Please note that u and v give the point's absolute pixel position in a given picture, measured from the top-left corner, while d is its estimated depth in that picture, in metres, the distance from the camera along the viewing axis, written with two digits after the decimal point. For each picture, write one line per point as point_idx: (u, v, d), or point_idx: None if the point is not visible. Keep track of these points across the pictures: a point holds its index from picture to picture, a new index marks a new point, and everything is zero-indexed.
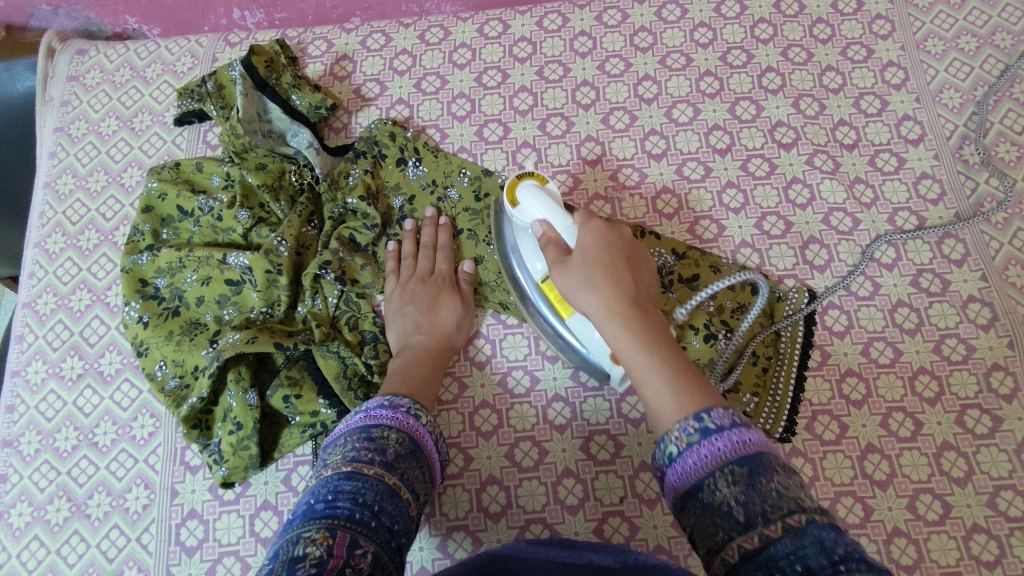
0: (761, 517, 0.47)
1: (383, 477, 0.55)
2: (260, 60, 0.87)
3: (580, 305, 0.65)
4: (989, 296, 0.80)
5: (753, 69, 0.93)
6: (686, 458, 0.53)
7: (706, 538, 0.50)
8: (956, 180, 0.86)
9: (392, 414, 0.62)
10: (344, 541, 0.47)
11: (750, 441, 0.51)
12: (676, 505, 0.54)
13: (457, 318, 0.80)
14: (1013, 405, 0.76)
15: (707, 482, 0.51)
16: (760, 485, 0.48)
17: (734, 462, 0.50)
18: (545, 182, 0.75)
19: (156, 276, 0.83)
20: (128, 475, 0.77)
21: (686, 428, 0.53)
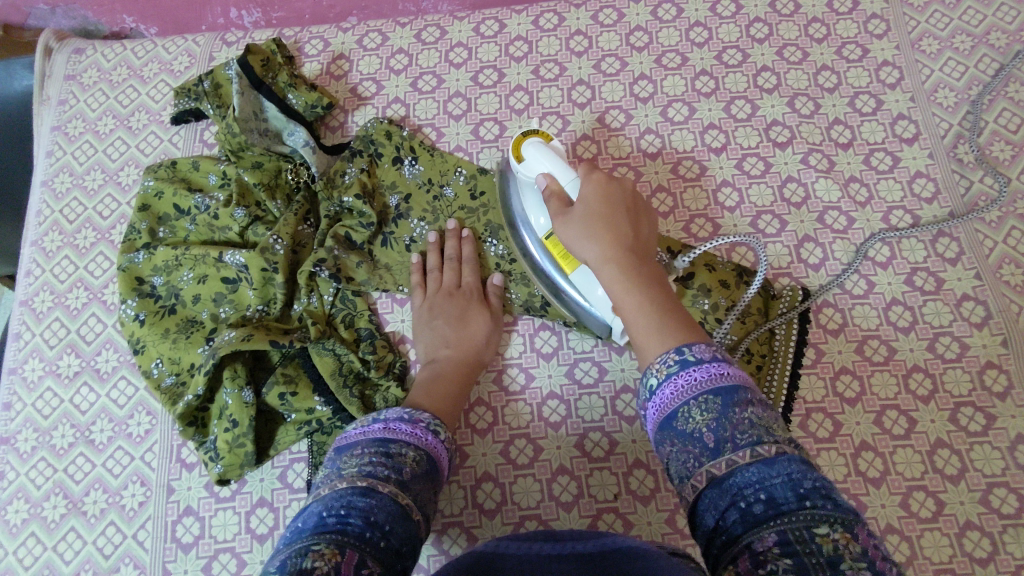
0: (729, 443, 0.49)
1: (397, 497, 0.54)
2: (258, 60, 0.88)
3: (580, 253, 0.66)
4: (982, 296, 0.80)
5: (748, 68, 0.93)
6: (665, 390, 0.55)
7: (680, 467, 0.52)
8: (949, 180, 0.86)
9: (411, 430, 0.62)
10: (352, 561, 0.46)
11: (727, 373, 0.53)
12: (656, 441, 0.56)
13: (485, 333, 0.80)
14: (1006, 402, 0.76)
15: (683, 412, 0.53)
16: (733, 412, 0.51)
17: (710, 393, 0.52)
18: (550, 140, 0.74)
19: (152, 274, 0.83)
20: (129, 429, 0.79)
21: (667, 360, 0.56)
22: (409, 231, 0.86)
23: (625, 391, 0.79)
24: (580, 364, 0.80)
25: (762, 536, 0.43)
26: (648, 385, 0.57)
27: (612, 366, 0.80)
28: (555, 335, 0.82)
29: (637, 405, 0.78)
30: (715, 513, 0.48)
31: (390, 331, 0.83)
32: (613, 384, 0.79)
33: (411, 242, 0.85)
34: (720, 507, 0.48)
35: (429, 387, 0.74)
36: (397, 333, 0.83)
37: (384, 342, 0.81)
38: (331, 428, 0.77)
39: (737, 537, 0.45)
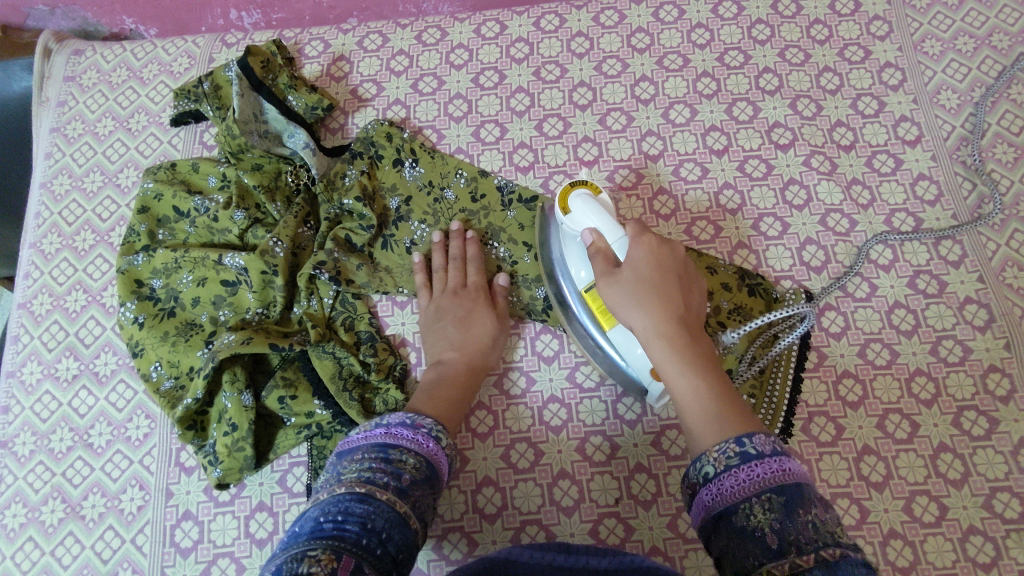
0: (793, 545, 0.47)
1: (395, 503, 0.54)
2: (259, 61, 0.87)
3: (625, 318, 0.65)
4: (985, 299, 0.80)
5: (750, 69, 0.92)
6: (723, 481, 0.53)
7: (734, 564, 0.50)
8: (952, 182, 0.85)
9: (415, 436, 0.61)
10: (345, 567, 0.46)
11: (792, 471, 0.52)
12: (705, 529, 0.55)
13: (491, 335, 0.79)
14: (1009, 406, 0.76)
15: (743, 507, 0.51)
16: (797, 516, 0.49)
17: (773, 491, 0.51)
18: (598, 193, 0.73)
19: (151, 277, 0.83)
20: (128, 433, 0.79)
21: (726, 451, 0.54)
22: (410, 233, 0.85)
23: (627, 396, 0.78)
24: (581, 367, 0.80)
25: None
26: (703, 472, 0.55)
27: None
28: (556, 338, 0.82)
29: (638, 409, 0.78)
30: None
31: (390, 334, 0.82)
32: (615, 388, 0.79)
33: (412, 244, 0.85)
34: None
35: (434, 389, 0.73)
36: (397, 336, 0.82)
37: (385, 346, 0.81)
38: (331, 431, 0.77)
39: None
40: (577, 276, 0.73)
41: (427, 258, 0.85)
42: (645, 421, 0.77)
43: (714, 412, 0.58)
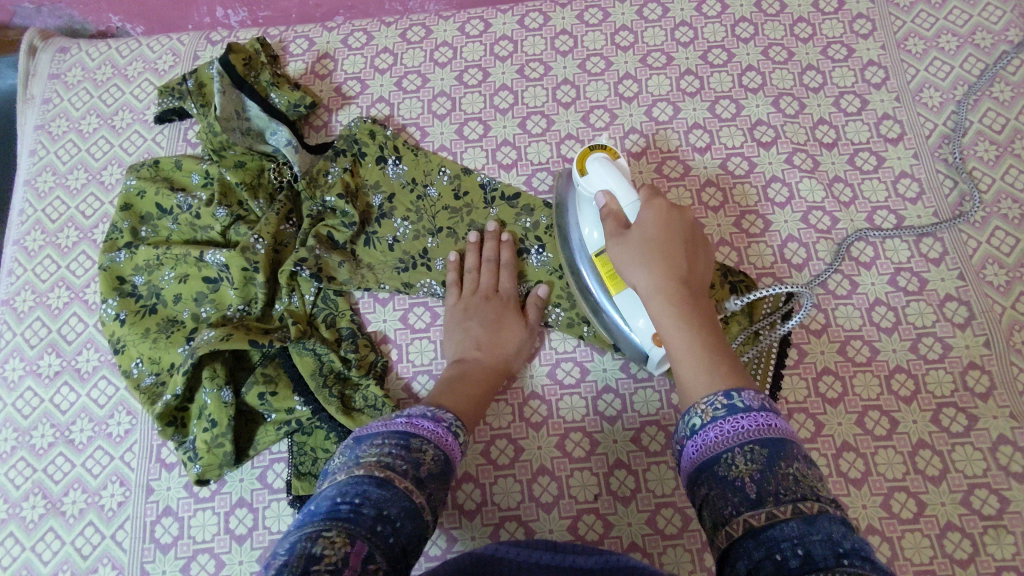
0: (773, 497, 0.47)
1: (412, 493, 0.53)
2: (240, 58, 0.87)
3: (630, 276, 0.65)
4: (965, 296, 0.80)
5: (733, 67, 0.92)
6: (709, 431, 0.52)
7: (712, 511, 0.49)
8: (933, 180, 0.86)
9: (436, 429, 0.60)
10: (360, 554, 0.46)
11: (776, 426, 0.51)
12: (687, 481, 0.54)
13: (518, 341, 0.79)
14: (989, 403, 0.76)
15: (724, 457, 0.50)
16: (778, 468, 0.48)
17: (757, 443, 0.50)
18: (616, 157, 0.73)
19: (133, 274, 0.83)
20: (109, 428, 0.79)
21: (714, 403, 0.53)
22: (392, 230, 0.84)
23: (606, 392, 0.78)
24: (562, 364, 0.80)
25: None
26: (690, 423, 0.54)
27: (593, 366, 0.80)
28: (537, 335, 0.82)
29: (618, 405, 0.78)
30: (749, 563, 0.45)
31: (372, 330, 0.82)
32: (595, 384, 0.79)
33: (394, 241, 0.84)
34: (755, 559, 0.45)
35: (456, 385, 0.73)
36: (379, 333, 0.82)
37: (366, 343, 0.81)
38: (311, 428, 0.77)
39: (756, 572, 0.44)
40: (589, 237, 0.74)
41: (409, 255, 0.84)
42: (626, 417, 0.77)
43: (706, 368, 0.58)
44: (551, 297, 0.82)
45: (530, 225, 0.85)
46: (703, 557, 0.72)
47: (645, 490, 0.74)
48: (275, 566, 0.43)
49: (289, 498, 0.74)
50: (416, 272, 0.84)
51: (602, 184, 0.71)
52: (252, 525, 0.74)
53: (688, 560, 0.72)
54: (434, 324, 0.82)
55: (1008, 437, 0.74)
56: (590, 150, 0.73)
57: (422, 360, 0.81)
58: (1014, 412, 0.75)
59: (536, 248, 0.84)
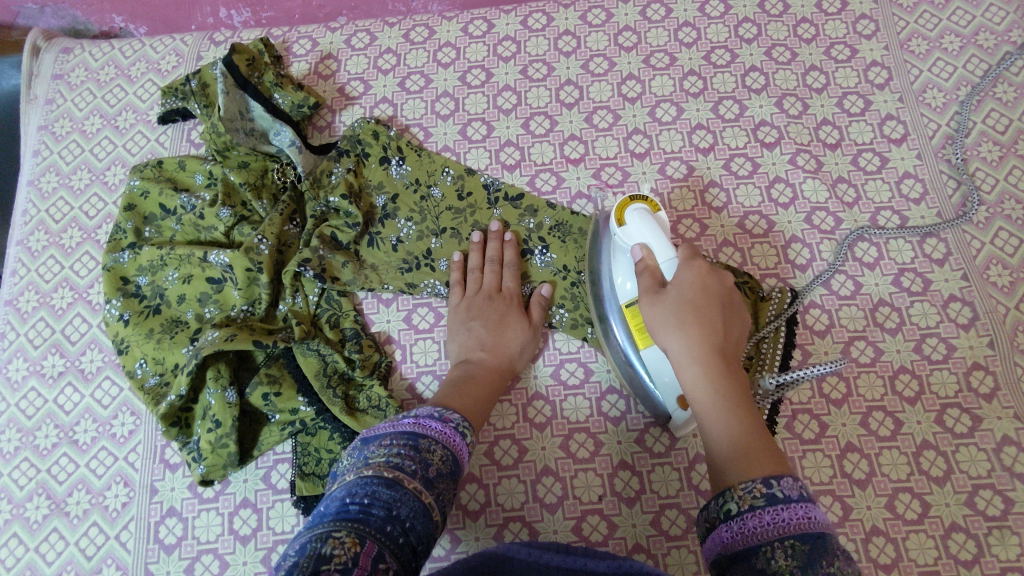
0: None
1: (421, 494, 0.53)
2: (243, 59, 0.87)
3: (663, 338, 0.65)
4: (969, 297, 0.80)
5: (736, 67, 0.93)
6: (746, 520, 0.50)
7: None
8: (937, 181, 0.86)
9: (444, 430, 0.61)
10: (370, 553, 0.46)
11: (816, 519, 0.48)
12: (721, 566, 0.52)
13: (522, 342, 0.78)
14: (993, 403, 0.76)
15: (762, 549, 0.48)
16: (820, 566, 0.45)
17: (798, 539, 0.47)
18: (656, 210, 0.72)
19: (137, 274, 0.83)
20: (113, 429, 0.79)
21: (752, 490, 0.51)
22: (396, 230, 0.85)
23: (610, 393, 0.79)
24: (566, 364, 0.80)
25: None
26: (727, 508, 0.52)
27: (597, 367, 0.80)
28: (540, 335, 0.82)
29: (622, 406, 0.78)
30: None
31: (376, 331, 0.82)
32: (599, 385, 0.79)
33: (397, 242, 0.84)
34: None
35: (461, 386, 0.72)
36: (383, 333, 0.82)
37: (370, 342, 0.81)
38: (315, 428, 0.77)
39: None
40: (622, 286, 0.73)
41: (413, 255, 0.84)
42: (630, 418, 0.78)
43: (741, 442, 0.57)
44: (556, 296, 0.82)
45: (533, 226, 0.85)
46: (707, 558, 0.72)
47: (649, 491, 0.74)
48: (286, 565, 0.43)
49: (293, 499, 0.74)
50: (420, 272, 0.83)
51: (640, 238, 0.70)
52: (257, 526, 0.74)
53: (692, 561, 0.72)
54: (437, 324, 0.82)
55: (1012, 438, 0.74)
56: (629, 200, 0.73)
57: (426, 361, 0.81)
58: (1018, 412, 0.75)
59: (540, 249, 0.84)
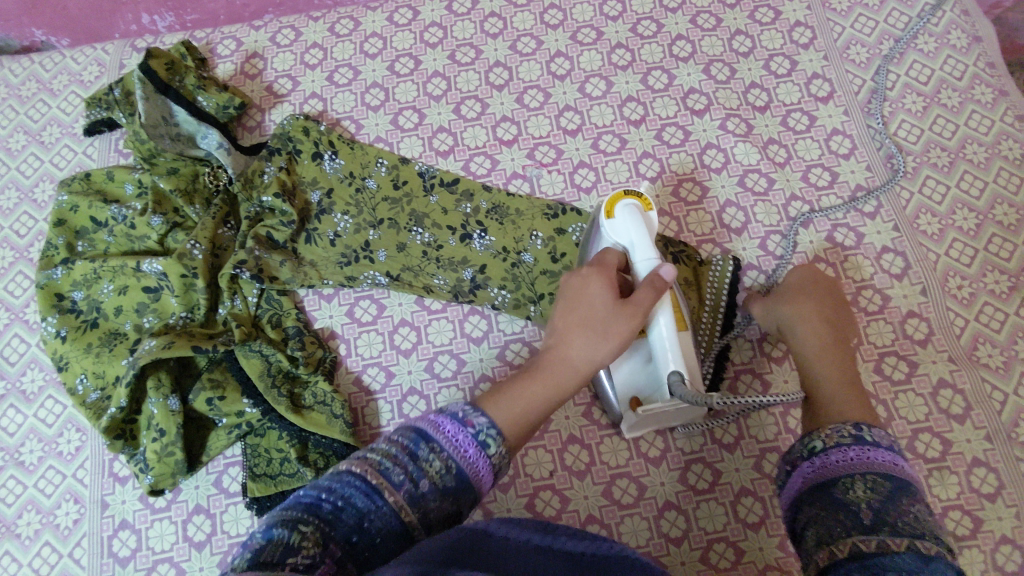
0: (889, 527, 0.46)
1: (402, 510, 0.43)
2: (162, 64, 0.85)
3: (775, 314, 0.74)
4: (900, 246, 0.82)
5: (663, 37, 0.93)
6: (830, 455, 0.54)
7: (818, 531, 0.49)
8: (865, 134, 0.87)
9: (455, 437, 0.48)
10: (330, 564, 0.38)
11: (901, 468, 0.51)
12: (798, 499, 0.54)
13: (604, 349, 0.59)
14: (927, 349, 0.77)
15: (842, 480, 0.51)
16: (899, 503, 0.48)
17: (879, 476, 0.50)
18: (647, 208, 0.70)
19: (72, 289, 0.82)
20: (59, 447, 0.79)
21: (841, 431, 0.55)
22: (332, 225, 0.84)
23: None
24: (511, 345, 0.80)
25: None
26: (811, 445, 0.56)
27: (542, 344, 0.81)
28: (485, 319, 0.82)
29: None
30: None
31: (319, 327, 0.82)
32: None
33: (335, 236, 0.84)
34: None
35: (512, 400, 0.54)
36: (326, 329, 0.82)
37: (313, 338, 0.81)
38: (263, 429, 0.77)
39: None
40: None
41: (351, 249, 0.83)
42: (577, 392, 0.78)
43: (835, 399, 0.62)
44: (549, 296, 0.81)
45: (470, 210, 0.85)
46: (659, 524, 0.73)
47: (599, 464, 0.75)
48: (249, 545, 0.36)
49: (245, 501, 0.74)
50: (359, 265, 0.83)
51: (625, 238, 0.68)
52: (212, 531, 0.74)
53: (644, 528, 0.73)
54: (380, 316, 0.82)
55: (948, 380, 0.76)
56: (620, 194, 0.70)
57: (370, 353, 0.81)
58: (953, 355, 0.77)
59: (478, 232, 0.83)
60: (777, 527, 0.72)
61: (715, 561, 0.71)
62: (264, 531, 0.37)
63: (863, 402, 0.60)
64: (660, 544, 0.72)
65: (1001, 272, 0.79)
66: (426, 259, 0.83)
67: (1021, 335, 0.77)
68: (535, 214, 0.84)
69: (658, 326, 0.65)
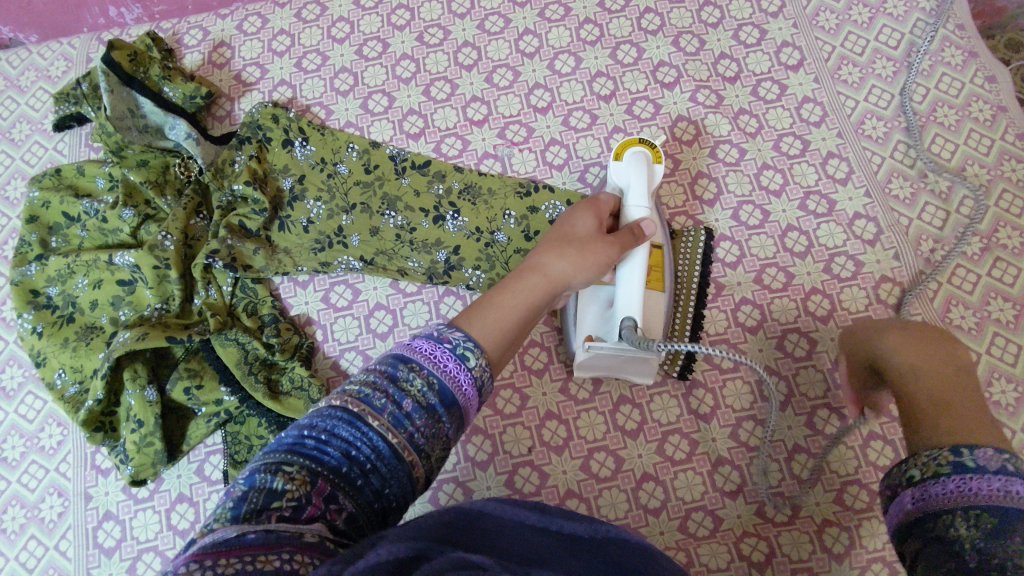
0: (1000, 569, 0.36)
1: (388, 434, 0.44)
2: (125, 55, 0.85)
3: (878, 343, 0.57)
4: (872, 212, 0.81)
5: (631, 10, 0.92)
6: (930, 487, 0.42)
7: (919, 573, 0.40)
8: (836, 101, 0.86)
9: (433, 352, 0.48)
10: (322, 493, 0.40)
11: (1014, 492, 0.39)
12: (897, 536, 0.44)
13: (573, 265, 0.63)
14: (901, 313, 0.77)
15: (943, 517, 0.41)
16: (1011, 539, 0.37)
17: (988, 509, 0.39)
18: (657, 161, 0.75)
19: (46, 285, 0.82)
20: (41, 442, 0.79)
21: (936, 455, 0.43)
22: (305, 212, 0.84)
23: (531, 346, 0.79)
24: None
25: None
26: (910, 475, 0.44)
27: None
28: (460, 299, 0.82)
29: (544, 358, 0.79)
30: None
31: (295, 314, 0.83)
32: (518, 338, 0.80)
33: (308, 223, 0.83)
34: None
35: (490, 308, 0.56)
36: (302, 316, 0.83)
37: (288, 324, 0.81)
38: (242, 416, 0.78)
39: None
40: None
41: (325, 235, 0.83)
42: (553, 368, 0.79)
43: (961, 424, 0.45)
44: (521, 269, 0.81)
45: (442, 192, 0.85)
46: (638, 495, 0.73)
47: (578, 439, 0.76)
48: (232, 495, 0.38)
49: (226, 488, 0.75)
50: (333, 250, 0.82)
51: (626, 178, 0.73)
52: (195, 519, 0.75)
53: (623, 500, 0.73)
54: (356, 300, 0.83)
55: None
56: (634, 141, 0.75)
57: (347, 337, 0.81)
58: (926, 318, 0.77)
59: (451, 213, 0.83)
60: (754, 494, 0.73)
61: (694, 530, 0.72)
62: (248, 478, 0.40)
63: (986, 424, 0.45)
64: (639, 516, 0.73)
65: (973, 234, 0.79)
66: (399, 242, 0.82)
67: (994, 295, 0.77)
68: (508, 193, 0.84)
69: (630, 268, 0.67)
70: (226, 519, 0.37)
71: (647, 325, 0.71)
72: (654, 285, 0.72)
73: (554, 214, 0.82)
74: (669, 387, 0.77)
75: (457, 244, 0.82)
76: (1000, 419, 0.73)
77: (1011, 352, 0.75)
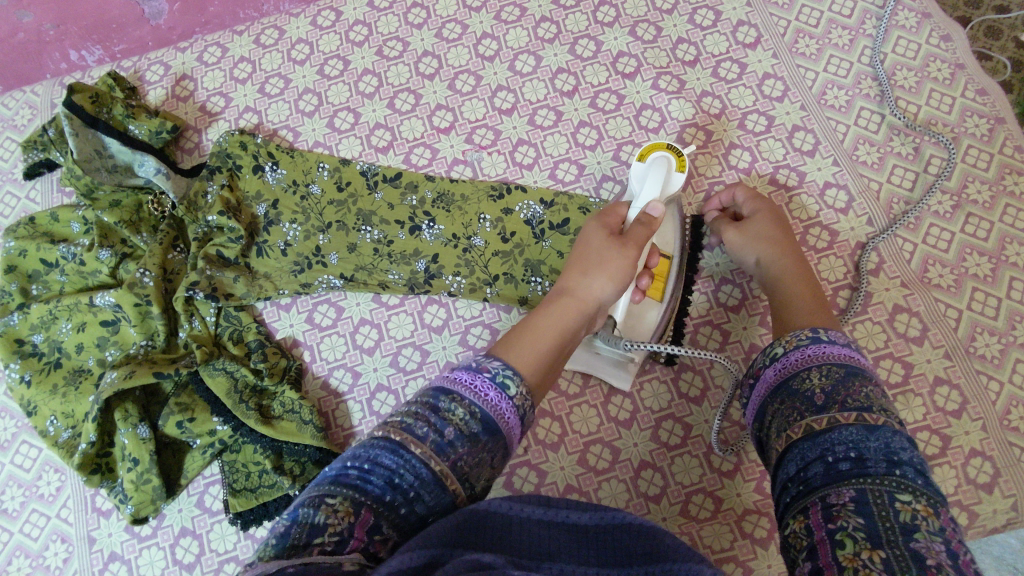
0: (838, 403, 0.50)
1: (430, 460, 0.45)
2: (86, 97, 0.84)
3: (751, 250, 0.73)
4: (841, 180, 0.82)
5: (585, 4, 0.92)
6: (789, 356, 0.55)
7: (781, 422, 0.52)
8: (797, 74, 0.87)
9: (472, 381, 0.50)
10: (366, 523, 0.41)
11: (855, 357, 0.53)
12: (764, 405, 0.56)
13: (599, 284, 0.64)
14: (878, 276, 0.78)
15: (800, 374, 0.54)
16: (852, 383, 0.51)
17: (836, 365, 0.53)
18: (680, 167, 0.71)
19: (30, 333, 0.82)
20: (40, 490, 0.79)
21: (799, 335, 0.56)
22: (282, 235, 0.84)
23: None
24: (471, 329, 0.81)
25: (840, 491, 0.45)
26: (773, 352, 0.57)
27: (503, 324, 0.81)
28: (443, 307, 0.82)
29: None
30: (799, 462, 0.49)
31: (281, 337, 0.84)
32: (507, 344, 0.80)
33: (286, 246, 0.83)
34: (808, 458, 0.48)
35: (521, 340, 0.58)
36: (288, 338, 0.83)
37: (275, 349, 0.82)
38: (238, 445, 0.78)
39: (815, 488, 0.46)
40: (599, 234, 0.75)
41: (303, 256, 0.83)
42: None
43: (800, 317, 0.62)
44: (502, 270, 0.81)
45: (416, 202, 0.84)
46: (636, 484, 0.74)
47: (572, 436, 0.76)
48: (277, 530, 0.39)
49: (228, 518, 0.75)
50: (313, 271, 0.83)
51: (640, 184, 0.71)
52: (201, 552, 0.75)
53: (623, 489, 0.74)
54: (340, 318, 0.83)
55: (902, 306, 0.77)
56: (661, 143, 0.72)
57: (335, 356, 0.82)
58: (905, 280, 0.78)
59: (427, 223, 0.83)
60: (751, 471, 0.73)
61: (696, 513, 0.72)
62: (292, 512, 0.40)
63: (826, 318, 0.61)
64: (640, 504, 0.73)
65: (942, 192, 0.80)
66: (378, 256, 0.83)
67: (969, 251, 0.78)
68: (481, 197, 0.84)
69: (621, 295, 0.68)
70: (270, 554, 0.37)
71: (630, 330, 0.73)
72: (652, 295, 0.73)
73: (529, 213, 0.83)
74: (658, 373, 0.77)
75: (436, 253, 0.82)
76: (987, 372, 0.74)
77: (991, 305, 0.76)
